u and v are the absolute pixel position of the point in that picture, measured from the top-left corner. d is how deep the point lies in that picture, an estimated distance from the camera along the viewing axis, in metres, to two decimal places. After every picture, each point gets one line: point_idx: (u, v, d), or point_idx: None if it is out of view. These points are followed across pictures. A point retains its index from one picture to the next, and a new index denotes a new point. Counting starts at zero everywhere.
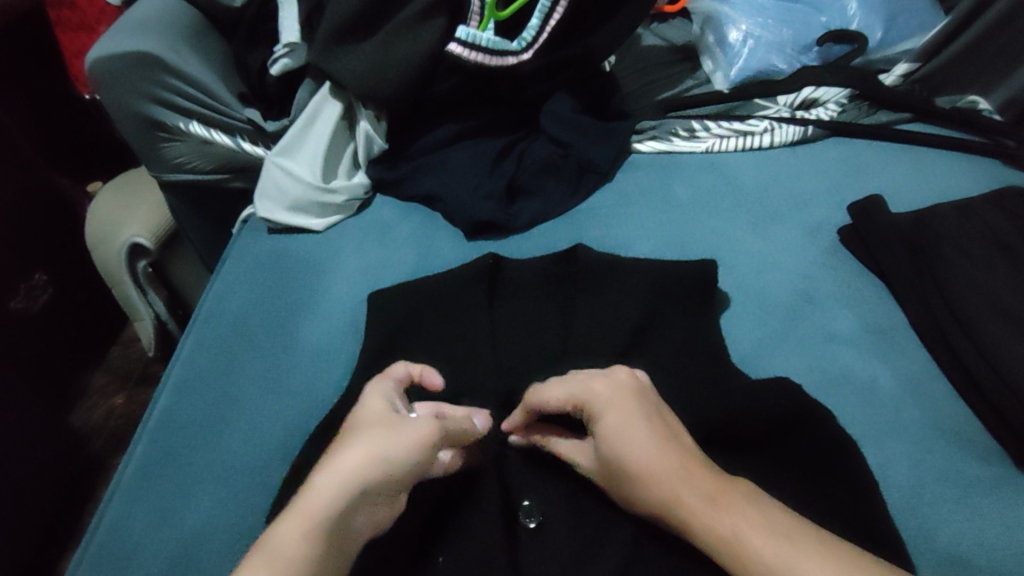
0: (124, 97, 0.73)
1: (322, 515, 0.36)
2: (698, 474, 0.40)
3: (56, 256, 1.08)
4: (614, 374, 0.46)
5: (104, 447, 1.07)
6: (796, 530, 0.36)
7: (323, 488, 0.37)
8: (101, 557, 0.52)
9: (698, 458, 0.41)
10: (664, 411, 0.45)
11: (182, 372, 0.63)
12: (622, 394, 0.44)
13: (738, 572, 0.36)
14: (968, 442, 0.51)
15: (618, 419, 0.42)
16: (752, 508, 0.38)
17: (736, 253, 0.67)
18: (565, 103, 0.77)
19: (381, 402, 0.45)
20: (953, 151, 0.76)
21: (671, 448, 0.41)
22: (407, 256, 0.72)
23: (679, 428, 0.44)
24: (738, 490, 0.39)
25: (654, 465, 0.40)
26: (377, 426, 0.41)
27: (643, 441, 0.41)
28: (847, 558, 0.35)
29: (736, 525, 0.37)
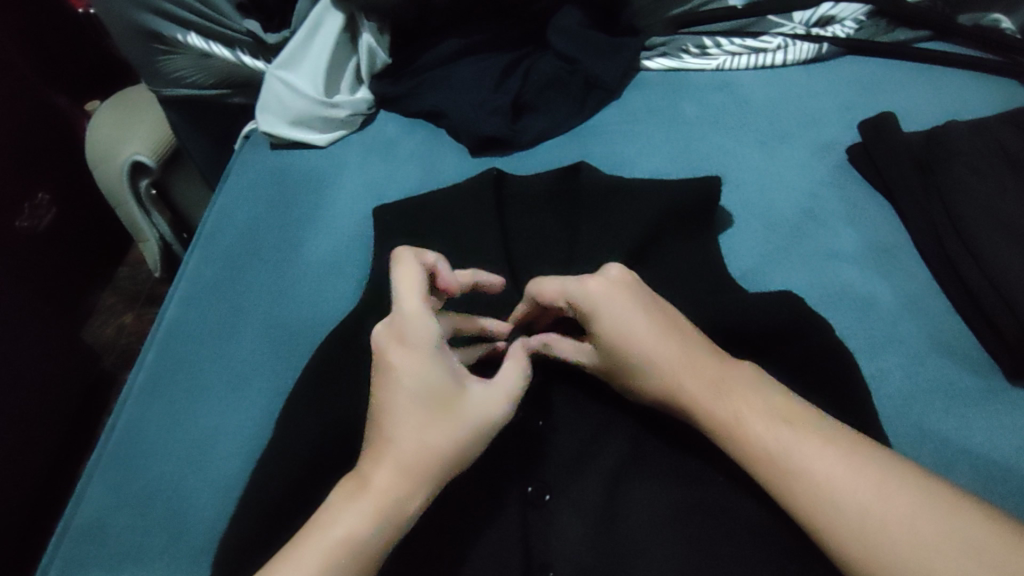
0: (120, 7, 0.70)
1: (406, 513, 0.38)
2: (702, 362, 0.43)
3: (59, 174, 1.07)
4: (607, 273, 0.46)
5: (116, 362, 1.10)
6: (797, 413, 0.39)
7: (406, 487, 0.38)
8: (119, 453, 0.54)
9: (704, 346, 0.44)
10: (664, 303, 0.46)
11: (189, 284, 0.64)
12: (617, 290, 0.45)
13: (738, 450, 0.40)
14: (964, 357, 0.52)
15: (615, 315, 0.44)
16: (756, 394, 0.41)
17: (743, 171, 0.66)
18: (572, 18, 0.75)
19: (434, 355, 0.41)
20: (972, 71, 0.74)
21: (674, 338, 0.44)
22: (411, 172, 0.71)
23: (679, 317, 0.46)
24: (739, 375, 0.42)
25: (660, 355, 0.43)
26: (450, 408, 0.40)
27: (648, 333, 0.43)
28: (851, 437, 0.38)
29: (743, 411, 0.40)
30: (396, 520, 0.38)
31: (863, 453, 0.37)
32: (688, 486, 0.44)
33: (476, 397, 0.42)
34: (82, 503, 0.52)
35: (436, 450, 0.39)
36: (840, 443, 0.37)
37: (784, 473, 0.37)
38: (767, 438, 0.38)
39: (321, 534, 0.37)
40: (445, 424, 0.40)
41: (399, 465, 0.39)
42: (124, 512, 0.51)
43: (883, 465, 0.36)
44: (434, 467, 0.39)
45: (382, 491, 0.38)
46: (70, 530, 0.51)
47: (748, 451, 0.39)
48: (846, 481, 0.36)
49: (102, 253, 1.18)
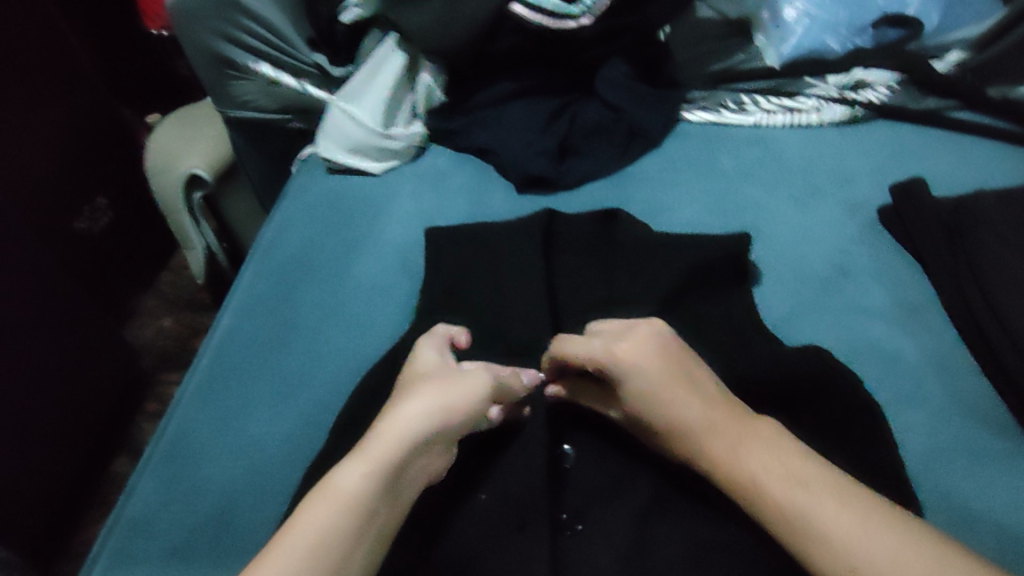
0: (199, 35, 0.76)
1: (388, 458, 0.42)
2: (725, 422, 0.45)
3: (119, 182, 1.13)
4: (637, 332, 0.48)
5: (153, 363, 1.14)
6: (813, 475, 0.42)
7: (388, 431, 0.43)
8: (171, 450, 0.57)
9: (726, 404, 0.46)
10: (690, 360, 0.48)
11: (245, 296, 0.68)
12: (646, 352, 0.47)
13: (754, 509, 0.42)
14: (983, 416, 0.54)
15: (641, 380, 0.46)
16: (774, 455, 0.43)
17: (777, 224, 0.69)
18: (619, 69, 0.80)
19: (432, 363, 0.50)
20: (1001, 141, 0.77)
21: (696, 400, 0.45)
22: (460, 205, 0.75)
23: (699, 372, 0.48)
24: (758, 437, 0.44)
25: (683, 416, 0.45)
26: (436, 383, 0.46)
27: (672, 394, 0.45)
28: (865, 501, 0.40)
29: (759, 472, 0.42)
30: (380, 463, 0.42)
31: (875, 518, 0.39)
32: (712, 525, 0.47)
33: (466, 378, 0.47)
34: (131, 498, 0.55)
35: (418, 406, 0.44)
36: (855, 508, 0.40)
37: (796, 534, 0.40)
38: (785, 501, 0.41)
39: (324, 484, 0.41)
40: (428, 391, 0.45)
41: (385, 420, 0.44)
42: (172, 509, 0.53)
43: (893, 534, 0.38)
44: (414, 420, 0.44)
45: (369, 440, 0.43)
46: (119, 523, 0.53)
47: (762, 512, 0.41)
48: (858, 546, 0.38)
49: (147, 257, 1.23)
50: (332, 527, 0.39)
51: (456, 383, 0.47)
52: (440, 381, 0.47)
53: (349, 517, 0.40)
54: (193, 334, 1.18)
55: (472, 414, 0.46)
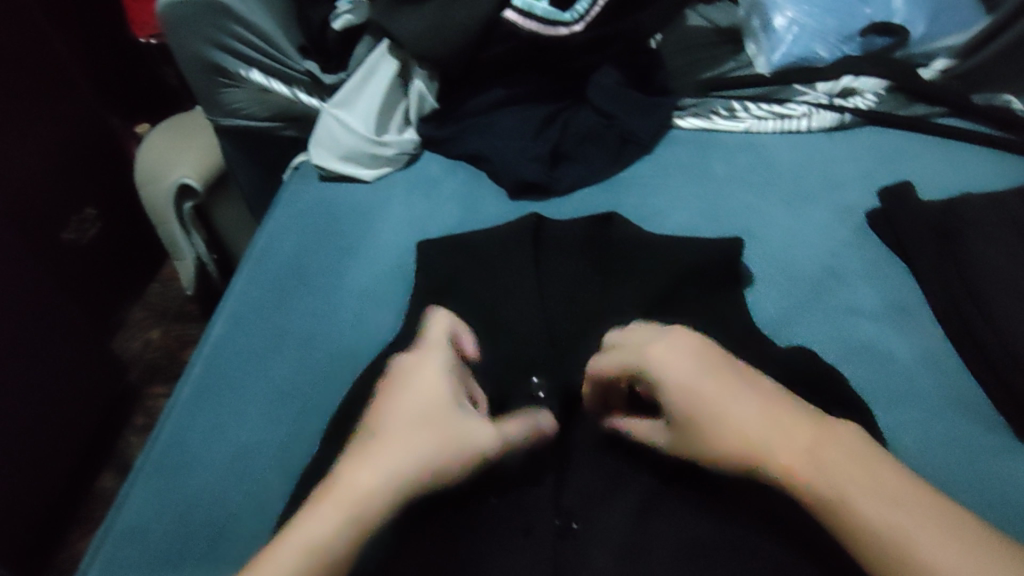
0: (190, 42, 0.76)
1: (379, 501, 0.39)
2: (795, 426, 0.41)
3: (107, 192, 1.12)
4: (669, 334, 0.45)
5: (140, 375, 1.12)
6: (899, 489, 0.38)
7: (372, 486, 0.40)
8: (163, 459, 0.57)
9: (786, 404, 0.42)
10: (737, 362, 0.44)
11: (237, 303, 0.68)
12: (695, 359, 0.43)
13: (842, 530, 0.38)
14: (976, 415, 0.55)
15: (686, 380, 0.42)
16: (853, 459, 0.39)
17: (768, 228, 0.70)
18: (611, 77, 0.81)
19: (442, 377, 0.45)
20: (986, 146, 0.78)
21: (762, 409, 0.42)
22: (452, 212, 0.75)
23: (755, 377, 0.44)
24: (838, 445, 0.40)
25: (749, 430, 0.41)
26: (451, 423, 0.43)
27: (725, 395, 0.42)
28: (952, 515, 0.37)
29: (836, 479, 0.38)
30: (365, 507, 0.39)
31: (959, 530, 0.36)
32: (709, 523, 0.46)
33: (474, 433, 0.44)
34: (125, 506, 0.54)
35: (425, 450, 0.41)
36: (946, 523, 0.37)
37: (898, 557, 0.36)
38: (878, 521, 0.37)
39: (294, 532, 0.38)
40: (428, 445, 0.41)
41: (375, 453, 0.41)
42: (165, 517, 0.53)
43: (986, 550, 0.35)
44: (419, 464, 0.41)
45: (349, 491, 0.39)
46: (112, 532, 0.53)
47: (855, 532, 0.37)
48: (955, 564, 0.35)
49: (137, 269, 1.22)
50: None
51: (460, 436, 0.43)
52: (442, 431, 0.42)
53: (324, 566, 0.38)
54: (181, 345, 1.17)
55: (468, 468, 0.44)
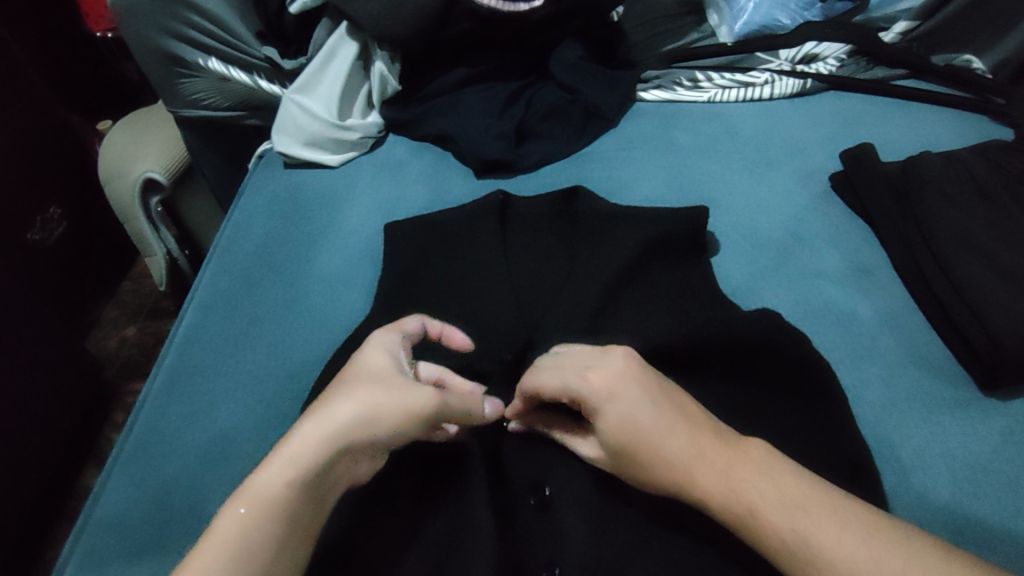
0: (143, 33, 0.74)
1: (307, 459, 0.39)
2: (712, 446, 0.40)
3: (72, 190, 1.10)
4: (611, 358, 0.43)
5: (118, 374, 1.11)
6: (815, 499, 0.38)
7: (311, 429, 0.40)
8: (136, 451, 0.56)
9: (709, 425, 0.42)
10: (669, 384, 0.43)
11: (206, 293, 0.68)
12: (623, 381, 0.41)
13: (752, 542, 0.38)
14: (937, 367, 0.56)
15: (621, 406, 0.41)
16: (767, 478, 0.39)
17: (732, 196, 0.70)
18: (574, 51, 0.81)
19: (382, 353, 0.45)
20: (944, 107, 0.79)
21: (680, 428, 0.41)
22: (420, 192, 0.75)
23: (682, 397, 0.43)
24: (751, 458, 0.40)
25: (675, 452, 0.40)
26: (375, 384, 0.42)
27: (652, 415, 0.41)
28: (868, 515, 0.37)
29: (753, 499, 0.38)
30: (298, 463, 0.39)
31: (877, 538, 0.36)
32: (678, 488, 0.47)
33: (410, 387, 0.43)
34: (100, 500, 0.54)
35: (345, 406, 0.41)
36: (860, 532, 0.36)
37: (804, 566, 0.36)
38: (784, 532, 0.37)
39: (245, 485, 0.39)
40: (362, 393, 0.41)
41: (309, 417, 0.41)
42: (143, 507, 0.52)
43: (896, 552, 0.35)
44: (345, 420, 0.40)
45: (291, 439, 0.40)
46: (89, 525, 0.52)
47: (762, 544, 0.37)
48: (858, 567, 0.35)
49: (106, 267, 1.20)
50: (251, 537, 0.37)
51: (393, 386, 0.43)
52: (376, 382, 0.43)
53: (269, 522, 0.37)
54: (157, 342, 1.15)
55: (409, 424, 0.42)
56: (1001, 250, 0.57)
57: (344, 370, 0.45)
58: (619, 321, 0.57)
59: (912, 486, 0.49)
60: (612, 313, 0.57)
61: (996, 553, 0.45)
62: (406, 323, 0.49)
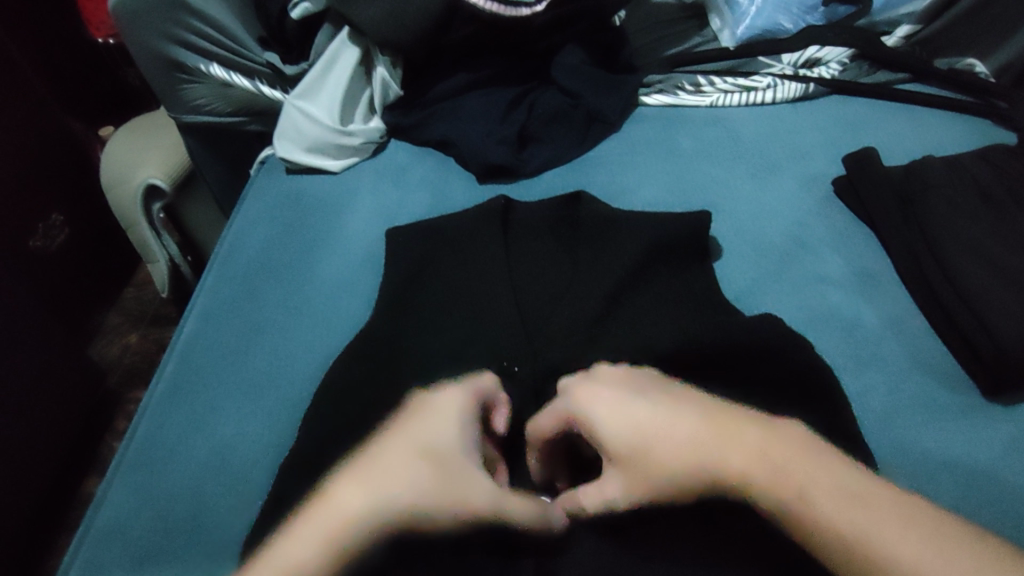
0: (146, 39, 0.74)
1: (344, 535, 0.37)
2: (741, 431, 0.40)
3: (74, 197, 1.10)
4: (599, 376, 0.45)
5: (120, 380, 1.10)
6: (853, 481, 0.38)
7: (358, 504, 0.38)
8: (138, 460, 0.56)
9: (726, 412, 0.41)
10: (669, 388, 0.44)
11: (208, 301, 0.67)
12: (610, 390, 0.43)
13: (800, 527, 0.37)
14: (942, 373, 0.56)
15: (623, 414, 0.41)
16: (812, 463, 0.38)
17: (735, 201, 0.70)
18: (575, 56, 0.81)
19: (450, 423, 0.42)
20: (947, 111, 0.79)
21: (688, 423, 0.40)
22: (422, 198, 0.75)
23: (687, 395, 0.43)
24: (786, 441, 0.39)
25: (688, 445, 0.39)
26: (436, 470, 0.40)
27: (663, 415, 0.41)
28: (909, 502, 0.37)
29: (798, 483, 0.37)
30: (331, 536, 0.37)
31: (925, 525, 0.36)
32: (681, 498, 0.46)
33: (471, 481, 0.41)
34: (101, 509, 0.53)
35: (396, 490, 0.39)
36: (916, 523, 0.36)
37: (863, 552, 0.35)
38: (839, 518, 0.36)
39: (274, 551, 0.37)
40: (422, 483, 0.39)
41: (355, 488, 0.39)
42: (144, 517, 0.52)
43: (945, 544, 0.35)
44: (391, 502, 0.38)
45: (332, 511, 0.38)
46: (89, 535, 0.52)
47: (813, 528, 0.37)
48: (913, 555, 0.35)
49: (108, 274, 1.20)
50: None
51: (456, 478, 0.40)
52: (442, 469, 0.40)
53: None
54: (159, 348, 1.15)
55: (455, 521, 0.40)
56: (1005, 256, 0.57)
57: (405, 434, 0.42)
58: (622, 328, 0.56)
59: (917, 495, 0.48)
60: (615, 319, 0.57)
61: None
62: (481, 381, 0.46)
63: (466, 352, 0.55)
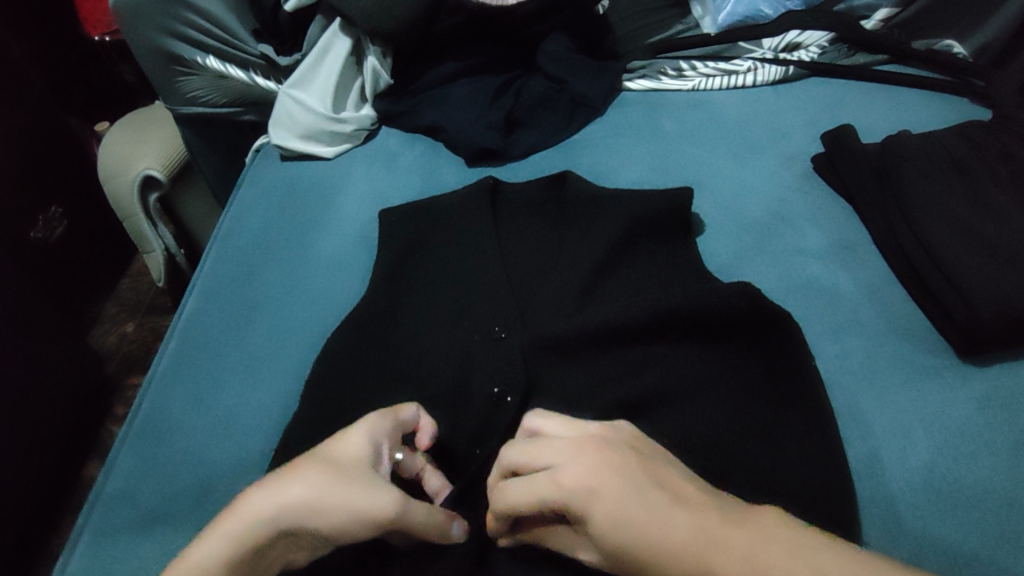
0: (144, 33, 0.76)
1: (237, 541, 0.37)
2: (721, 527, 0.36)
3: (71, 190, 1.12)
4: (580, 452, 0.39)
5: (118, 368, 1.12)
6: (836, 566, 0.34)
7: (259, 498, 0.38)
8: (144, 430, 0.58)
9: (714, 509, 0.37)
10: (652, 466, 0.40)
11: (208, 280, 0.70)
12: (597, 473, 0.38)
13: None
14: (918, 338, 0.58)
15: (608, 505, 0.37)
16: (800, 558, 0.34)
17: (719, 179, 0.73)
18: (560, 43, 0.83)
19: (363, 440, 0.41)
20: (924, 90, 0.81)
21: (681, 515, 0.36)
22: (413, 181, 0.77)
23: (671, 480, 0.39)
24: (769, 535, 0.35)
25: (676, 539, 0.35)
26: (332, 472, 0.39)
27: (648, 511, 0.37)
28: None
29: None
30: (231, 541, 0.37)
31: None
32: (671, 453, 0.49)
33: (373, 484, 0.39)
34: (109, 477, 0.56)
35: (290, 490, 0.38)
36: None
37: None
38: None
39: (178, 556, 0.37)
40: (312, 478, 0.38)
41: (256, 489, 0.39)
42: (151, 482, 0.54)
43: None
44: (287, 501, 0.37)
45: (234, 509, 0.38)
46: (99, 500, 0.54)
47: None
48: None
49: (105, 266, 1.22)
50: None
51: (356, 480, 0.39)
52: (341, 470, 0.39)
53: None
54: (156, 337, 1.17)
55: (359, 528, 0.38)
56: (978, 225, 0.59)
57: (322, 445, 0.42)
58: (607, 299, 0.59)
59: (894, 449, 0.51)
60: (600, 291, 0.60)
61: (976, 510, 0.48)
62: (401, 410, 0.45)
63: (456, 322, 0.58)
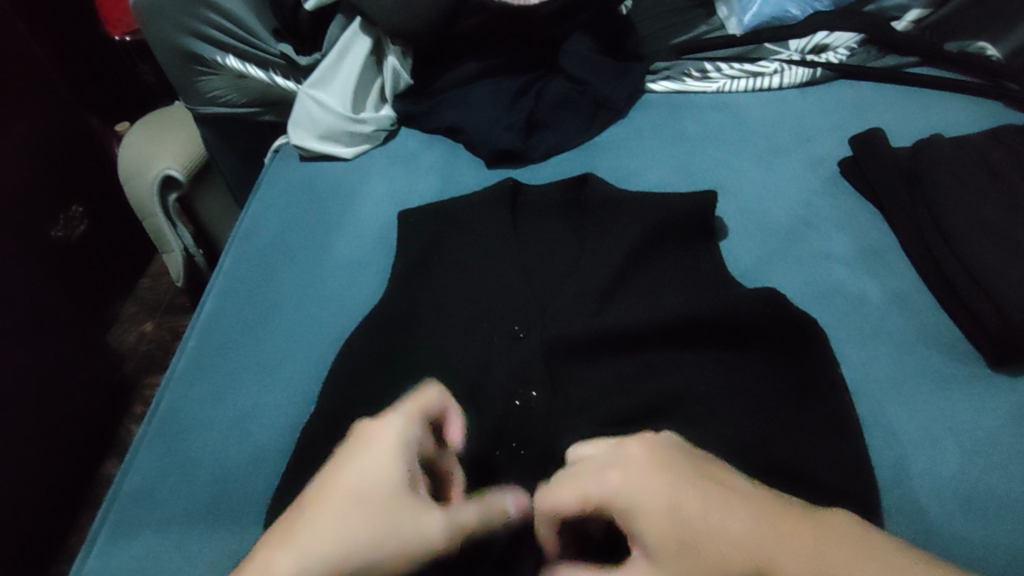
0: (164, 32, 0.76)
1: None
2: (794, 533, 0.32)
3: (93, 189, 1.13)
4: (627, 451, 0.36)
5: (136, 367, 1.13)
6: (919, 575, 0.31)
7: (305, 550, 0.34)
8: (163, 428, 0.58)
9: (783, 513, 0.34)
10: (712, 470, 0.36)
11: (227, 280, 0.69)
12: (644, 465, 0.35)
13: None
14: (948, 345, 0.56)
15: (653, 494, 0.33)
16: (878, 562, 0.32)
17: (743, 183, 0.71)
18: (583, 43, 0.82)
19: (398, 464, 0.38)
20: (956, 93, 0.79)
21: (745, 515, 0.33)
22: (432, 182, 0.76)
23: (730, 481, 0.36)
24: (845, 542, 0.33)
25: (741, 541, 0.32)
26: (379, 511, 0.36)
27: (705, 504, 0.33)
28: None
29: None
30: None
31: None
32: None
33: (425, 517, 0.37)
34: (127, 475, 0.55)
35: (338, 538, 0.35)
36: None
37: None
38: None
39: None
40: (361, 523, 0.35)
41: (297, 536, 0.35)
42: (169, 481, 0.54)
43: None
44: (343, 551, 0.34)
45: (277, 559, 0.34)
46: (118, 498, 0.54)
47: None
48: None
49: (125, 266, 1.23)
50: None
51: (408, 515, 0.37)
52: (388, 506, 0.36)
53: None
54: (174, 337, 1.17)
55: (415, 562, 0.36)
56: (1014, 231, 0.57)
57: (351, 469, 0.37)
58: (629, 304, 0.58)
59: (925, 455, 0.49)
60: (620, 296, 0.58)
61: (1009, 524, 0.46)
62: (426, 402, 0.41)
63: (472, 325, 0.57)
